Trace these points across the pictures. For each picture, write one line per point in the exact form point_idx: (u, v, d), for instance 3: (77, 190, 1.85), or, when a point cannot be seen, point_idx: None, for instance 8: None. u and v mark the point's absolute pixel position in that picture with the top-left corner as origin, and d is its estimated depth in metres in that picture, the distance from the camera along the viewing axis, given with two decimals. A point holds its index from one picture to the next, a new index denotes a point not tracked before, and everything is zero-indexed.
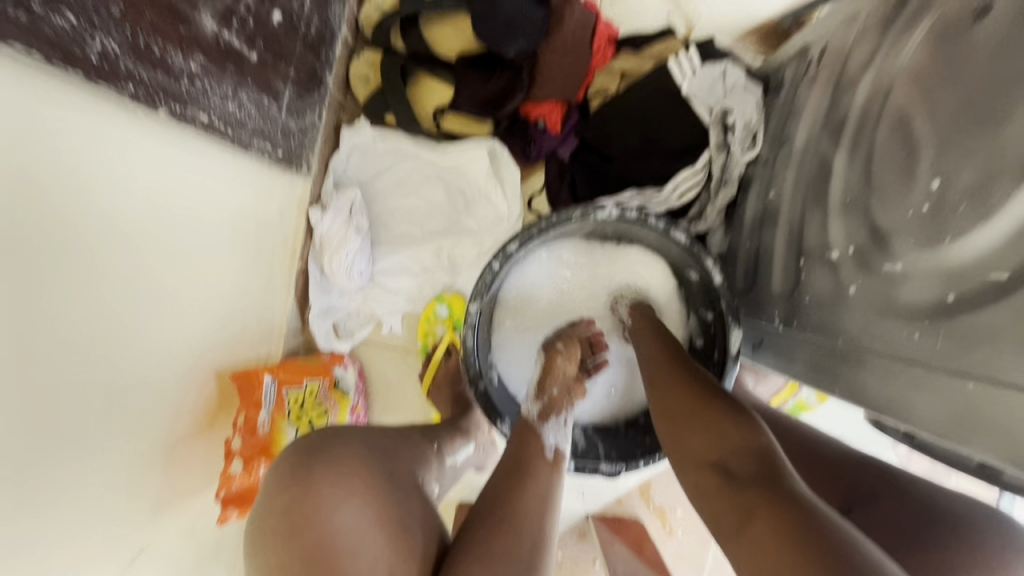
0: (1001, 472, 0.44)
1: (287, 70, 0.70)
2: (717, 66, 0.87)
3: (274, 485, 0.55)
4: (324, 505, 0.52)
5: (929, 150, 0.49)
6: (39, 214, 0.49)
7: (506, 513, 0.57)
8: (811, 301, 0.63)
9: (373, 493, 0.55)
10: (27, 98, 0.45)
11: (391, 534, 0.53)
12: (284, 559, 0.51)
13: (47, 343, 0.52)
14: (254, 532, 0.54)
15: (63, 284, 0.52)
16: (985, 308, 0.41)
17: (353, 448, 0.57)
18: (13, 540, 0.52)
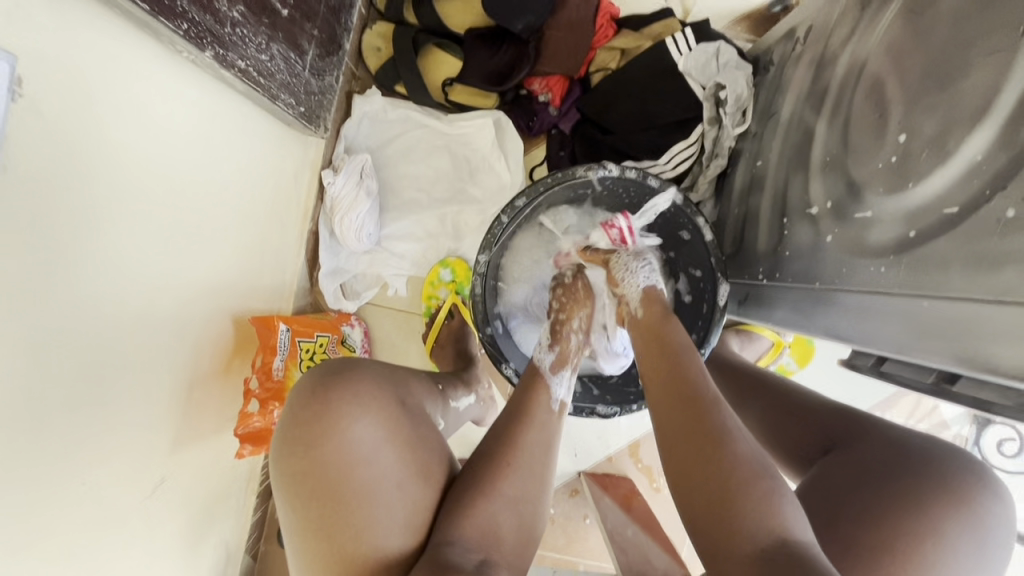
0: (953, 386, 0.50)
1: (311, 30, 0.75)
2: (710, 46, 0.93)
3: (298, 400, 0.59)
4: (342, 420, 0.57)
5: (898, 110, 0.55)
6: (89, 141, 0.52)
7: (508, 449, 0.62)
8: (791, 254, 0.69)
9: (385, 417, 0.59)
10: (84, 30, 0.49)
11: (402, 455, 0.58)
12: (306, 465, 0.57)
13: (86, 265, 0.56)
14: (276, 447, 0.59)
15: (103, 211, 0.56)
16: (939, 238, 0.47)
17: (367, 376, 0.61)
18: (50, 447, 0.56)
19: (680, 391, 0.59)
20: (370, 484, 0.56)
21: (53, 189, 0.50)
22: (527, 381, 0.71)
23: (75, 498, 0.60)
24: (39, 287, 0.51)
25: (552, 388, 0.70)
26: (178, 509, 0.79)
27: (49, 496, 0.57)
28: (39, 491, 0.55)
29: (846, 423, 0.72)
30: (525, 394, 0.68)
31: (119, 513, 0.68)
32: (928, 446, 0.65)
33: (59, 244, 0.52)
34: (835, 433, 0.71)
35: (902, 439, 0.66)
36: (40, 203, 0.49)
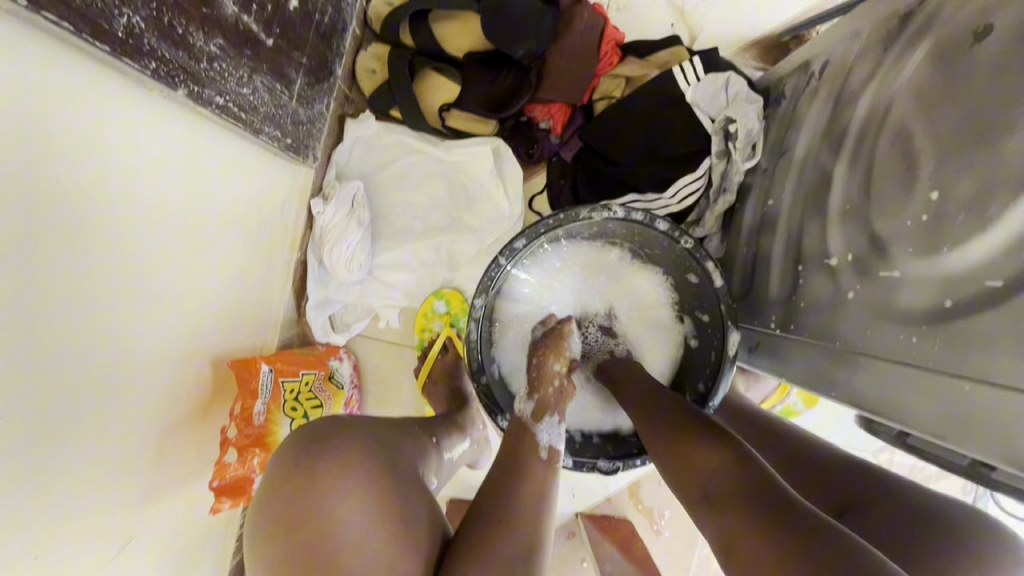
0: (990, 472, 0.46)
1: (299, 58, 0.70)
2: (721, 75, 0.89)
3: (274, 478, 0.54)
4: (326, 498, 0.52)
5: (928, 164, 0.52)
6: (50, 189, 0.48)
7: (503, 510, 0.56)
8: (807, 306, 0.65)
9: (376, 490, 0.54)
10: (44, 72, 0.44)
11: (393, 530, 0.52)
12: (287, 549, 0.51)
13: (47, 319, 0.51)
14: (254, 532, 0.53)
15: (66, 262, 0.52)
16: (981, 313, 0.43)
17: (355, 445, 0.57)
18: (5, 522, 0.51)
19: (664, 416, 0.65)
20: (357, 568, 0.49)
21: (9, 244, 0.45)
22: (510, 440, 0.66)
23: (33, 571, 0.55)
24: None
25: (537, 436, 0.66)
26: (150, 566, 0.74)
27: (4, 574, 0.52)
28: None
29: (864, 481, 0.67)
30: (511, 451, 0.64)
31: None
32: (955, 511, 0.60)
33: (16, 301, 0.47)
34: (854, 489, 0.66)
35: (928, 505, 0.61)
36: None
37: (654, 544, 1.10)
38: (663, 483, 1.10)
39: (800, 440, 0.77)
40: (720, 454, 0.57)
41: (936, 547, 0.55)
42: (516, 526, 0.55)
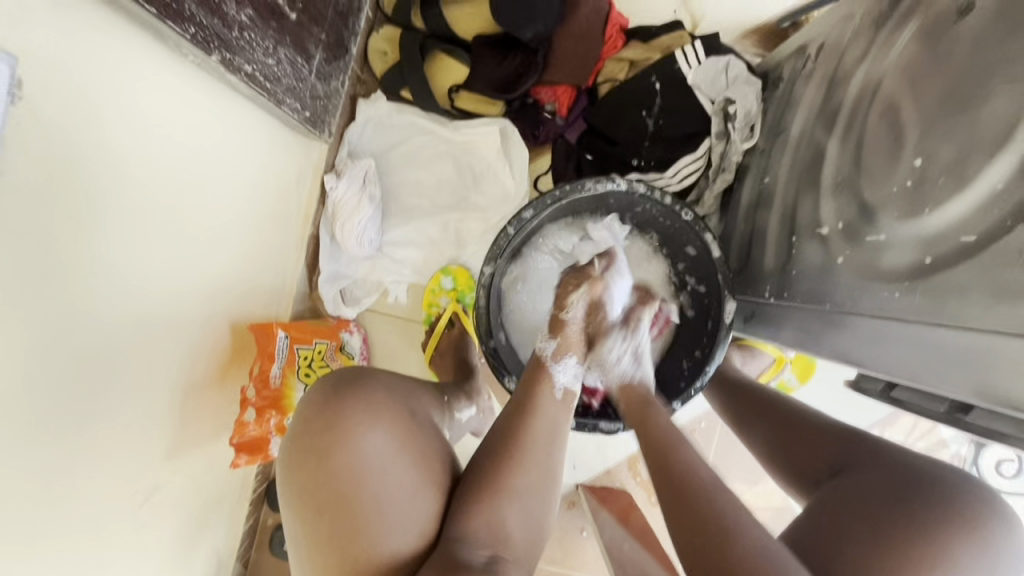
0: (966, 415, 0.50)
1: (318, 34, 0.73)
2: (721, 59, 0.92)
3: (307, 409, 0.58)
4: (355, 430, 0.56)
5: (913, 134, 0.55)
6: (91, 145, 0.51)
7: (517, 442, 0.61)
8: (799, 274, 0.69)
9: (401, 427, 0.59)
10: (89, 35, 0.48)
11: (416, 464, 0.57)
12: (317, 473, 0.55)
13: (83, 270, 0.54)
14: (285, 459, 0.57)
15: (103, 219, 0.55)
16: (956, 266, 0.47)
17: (381, 386, 0.61)
18: (40, 459, 0.54)
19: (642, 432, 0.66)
20: (383, 494, 0.54)
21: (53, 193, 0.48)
22: (530, 373, 0.69)
23: (64, 509, 0.59)
24: (34, 295, 0.49)
25: (553, 375, 0.68)
26: (169, 518, 0.77)
27: (38, 509, 0.55)
28: (26, 505, 0.54)
29: (854, 440, 0.70)
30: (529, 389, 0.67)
31: (109, 523, 0.66)
32: (941, 469, 0.63)
33: (54, 251, 0.50)
34: (840, 451, 0.70)
35: (914, 463, 0.64)
36: (36, 208, 0.47)
37: (651, 516, 1.14)
38: None
39: (797, 411, 0.80)
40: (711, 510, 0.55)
41: (917, 502, 0.59)
42: (527, 463, 0.60)
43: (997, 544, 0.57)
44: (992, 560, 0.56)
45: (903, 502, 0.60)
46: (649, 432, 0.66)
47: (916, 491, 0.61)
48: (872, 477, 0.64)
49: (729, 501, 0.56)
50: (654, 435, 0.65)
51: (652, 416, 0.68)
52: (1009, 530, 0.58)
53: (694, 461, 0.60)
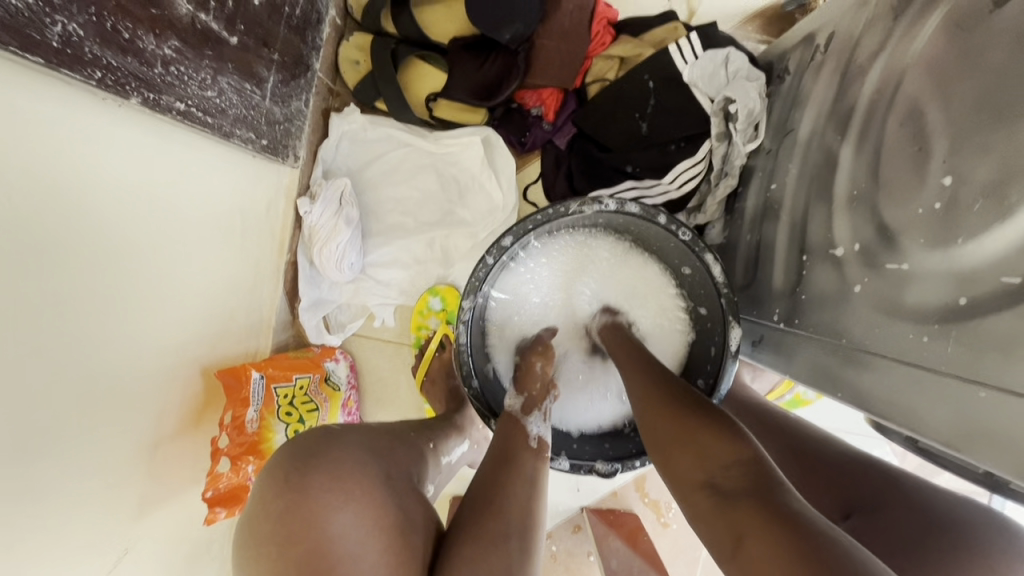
0: (1009, 481, 0.43)
1: (270, 54, 0.67)
2: (720, 51, 0.83)
3: (268, 490, 0.52)
4: (321, 513, 0.50)
5: (941, 147, 0.47)
6: (6, 211, 0.46)
7: (495, 497, 0.57)
8: (811, 298, 0.62)
9: (380, 511, 0.53)
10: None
11: (392, 543, 0.51)
12: (281, 567, 0.49)
13: (15, 344, 0.49)
14: (249, 557, 0.51)
15: (34, 284, 0.50)
16: (999, 313, 0.39)
17: (351, 458, 0.55)
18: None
19: (652, 394, 0.61)
20: None
21: None
22: (502, 428, 0.66)
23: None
24: None
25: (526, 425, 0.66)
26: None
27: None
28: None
29: (875, 479, 0.64)
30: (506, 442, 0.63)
31: None
32: (965, 512, 0.58)
33: None
34: (858, 489, 0.64)
35: (935, 503, 0.60)
36: None
37: (661, 538, 1.08)
38: None
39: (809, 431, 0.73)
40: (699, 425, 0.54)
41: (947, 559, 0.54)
42: (506, 522, 0.54)
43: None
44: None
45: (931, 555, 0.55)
46: (667, 395, 0.60)
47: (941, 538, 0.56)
48: (890, 518, 0.59)
49: (756, 459, 0.50)
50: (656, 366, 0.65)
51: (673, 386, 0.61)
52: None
53: (698, 417, 0.55)
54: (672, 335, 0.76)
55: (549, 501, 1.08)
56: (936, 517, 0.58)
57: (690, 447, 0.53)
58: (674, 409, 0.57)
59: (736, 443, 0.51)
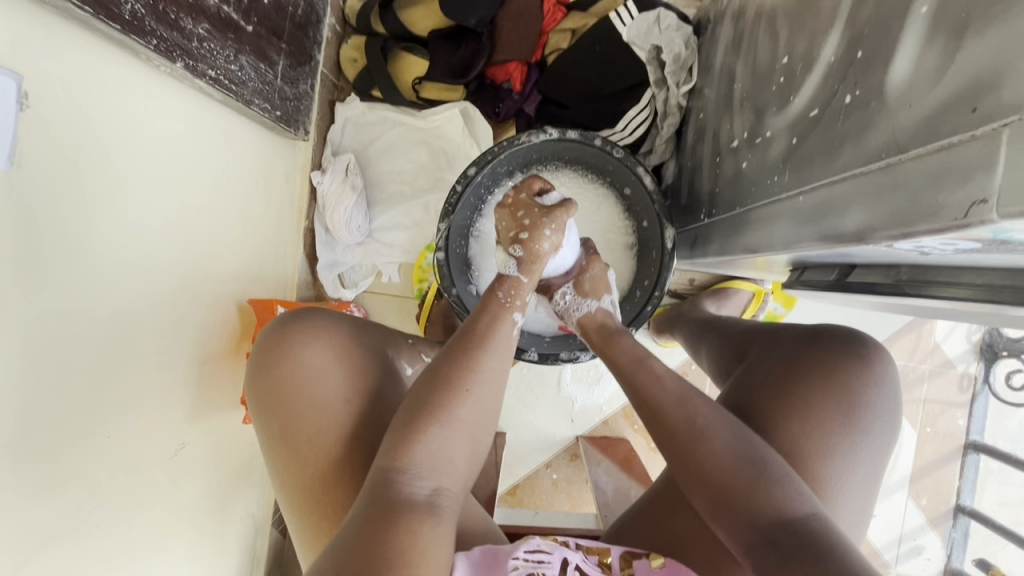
0: (850, 275, 0.55)
1: (279, 43, 0.86)
2: (652, 12, 0.97)
3: (269, 329, 0.67)
4: (297, 344, 0.65)
5: (785, 36, 0.60)
6: (100, 150, 0.63)
7: (456, 372, 0.60)
8: (721, 189, 0.74)
9: (356, 373, 0.66)
10: (88, 56, 0.60)
11: (350, 377, 0.66)
12: (264, 381, 0.65)
13: (105, 251, 0.66)
14: (252, 397, 0.66)
15: (118, 207, 0.67)
16: (807, 138, 0.51)
17: (331, 321, 0.68)
18: (78, 416, 0.65)
19: (649, 412, 0.63)
20: (315, 394, 0.64)
21: (74, 185, 0.60)
22: (480, 310, 0.67)
23: (103, 461, 0.70)
24: (64, 271, 0.61)
25: (512, 314, 0.67)
26: (197, 474, 0.90)
27: (81, 457, 0.66)
28: (67, 453, 0.64)
29: (760, 329, 0.77)
30: (485, 321, 0.66)
31: (145, 474, 0.77)
32: (824, 335, 0.67)
33: (80, 232, 0.62)
34: (752, 342, 0.75)
35: (804, 333, 0.69)
36: (61, 195, 0.59)
37: (651, 461, 1.18)
38: None
39: (728, 324, 0.85)
40: (704, 450, 0.57)
41: (799, 364, 0.65)
42: (467, 399, 0.60)
43: (864, 417, 0.62)
44: (859, 433, 0.61)
45: (794, 362, 0.66)
46: (653, 409, 0.63)
47: (811, 369, 0.64)
48: (776, 362, 0.68)
49: (753, 472, 0.55)
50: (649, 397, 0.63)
51: (653, 389, 0.63)
52: (878, 399, 0.63)
53: (697, 436, 0.58)
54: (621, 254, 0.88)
55: (548, 433, 1.19)
56: (803, 355, 0.66)
57: (720, 494, 0.56)
58: (674, 442, 0.60)
59: (732, 457, 0.56)
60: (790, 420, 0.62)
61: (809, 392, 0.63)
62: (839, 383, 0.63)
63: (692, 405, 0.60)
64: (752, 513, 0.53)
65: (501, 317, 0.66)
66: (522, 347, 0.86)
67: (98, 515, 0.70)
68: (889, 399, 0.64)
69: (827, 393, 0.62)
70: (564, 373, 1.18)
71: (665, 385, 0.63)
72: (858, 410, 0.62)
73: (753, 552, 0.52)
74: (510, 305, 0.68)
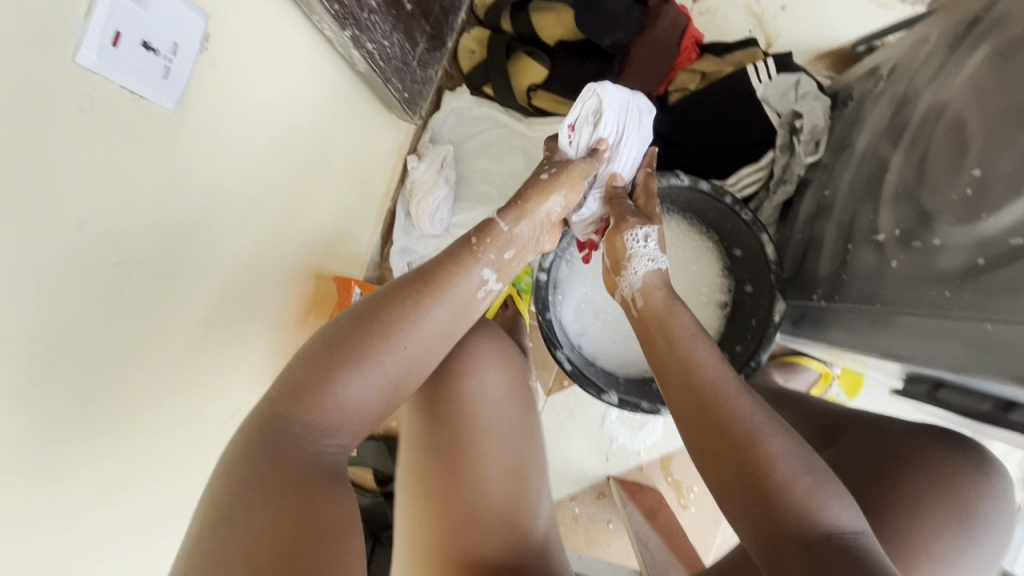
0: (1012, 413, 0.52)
1: (425, 25, 0.83)
2: (792, 76, 0.96)
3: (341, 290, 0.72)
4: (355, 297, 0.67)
5: (976, 147, 0.58)
6: (246, 101, 0.60)
7: (381, 320, 0.61)
8: (853, 279, 0.72)
9: None
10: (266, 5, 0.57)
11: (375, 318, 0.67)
12: None
13: (224, 206, 0.63)
14: None
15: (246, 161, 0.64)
16: (1012, 266, 0.49)
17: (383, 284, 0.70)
18: (173, 369, 0.62)
19: (692, 386, 0.60)
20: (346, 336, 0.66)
21: (216, 133, 0.57)
22: (439, 264, 0.67)
23: (177, 421, 0.66)
24: (190, 221, 0.57)
25: (474, 272, 0.68)
26: None
27: (160, 416, 0.62)
28: (151, 410, 0.60)
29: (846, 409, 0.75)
30: (449, 272, 0.67)
31: (207, 441, 0.73)
32: (935, 435, 0.65)
33: (212, 181, 0.59)
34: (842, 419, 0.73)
35: (908, 431, 0.66)
36: (203, 140, 0.55)
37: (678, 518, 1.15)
38: (695, 461, 1.16)
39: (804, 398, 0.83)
40: (745, 432, 0.54)
41: (914, 461, 0.62)
42: (383, 351, 0.59)
43: (980, 529, 0.59)
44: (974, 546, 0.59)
45: (903, 454, 0.63)
46: (700, 397, 0.58)
47: (928, 470, 0.61)
48: (879, 451, 0.65)
49: (807, 482, 0.51)
50: (688, 363, 0.61)
51: (695, 362, 0.61)
52: (994, 514, 0.60)
53: (738, 418, 0.55)
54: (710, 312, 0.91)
55: (581, 466, 1.17)
56: (914, 449, 0.63)
57: (751, 488, 0.52)
58: (715, 424, 0.56)
59: (789, 466, 0.51)
60: (896, 514, 0.59)
61: (923, 494, 0.59)
62: (958, 486, 0.60)
63: (748, 402, 0.56)
64: (790, 516, 0.49)
65: (467, 267, 0.68)
66: (603, 387, 0.83)
67: (163, 477, 0.66)
68: (1001, 514, 0.61)
69: (948, 501, 0.59)
70: (610, 414, 1.15)
71: (725, 375, 0.59)
72: (975, 523, 0.59)
73: (773, 548, 0.49)
74: (480, 253, 0.69)
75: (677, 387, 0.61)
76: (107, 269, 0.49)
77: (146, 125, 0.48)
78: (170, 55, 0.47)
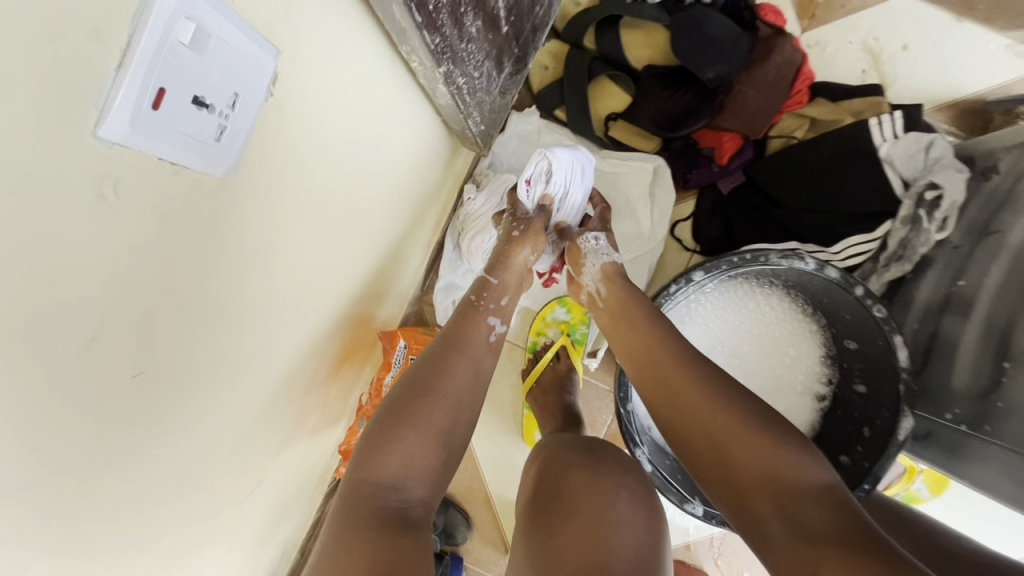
0: None
1: (514, 47, 0.69)
2: (925, 135, 0.82)
3: None
4: None
5: None
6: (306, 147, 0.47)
7: (416, 375, 0.59)
8: (1010, 410, 0.62)
9: None
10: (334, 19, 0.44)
11: None
12: None
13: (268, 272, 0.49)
14: None
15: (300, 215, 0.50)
16: None
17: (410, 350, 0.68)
18: (194, 473, 0.50)
19: (656, 375, 0.60)
20: None
21: (268, 190, 0.44)
22: (456, 321, 0.67)
23: (190, 524, 0.53)
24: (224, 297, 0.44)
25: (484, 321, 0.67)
26: (262, 512, 0.74)
27: (171, 526, 0.50)
28: (160, 523, 0.48)
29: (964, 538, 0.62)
30: (462, 323, 0.66)
31: (220, 528, 0.61)
32: None
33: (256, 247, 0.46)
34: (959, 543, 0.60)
35: None
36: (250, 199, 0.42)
37: None
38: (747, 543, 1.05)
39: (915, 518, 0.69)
40: (719, 414, 0.54)
41: None
42: (429, 405, 0.57)
43: None
44: None
45: None
46: (661, 371, 0.59)
47: None
48: None
49: (774, 440, 0.51)
50: (656, 360, 0.61)
51: (660, 352, 0.61)
52: None
53: (707, 403, 0.55)
54: (800, 403, 0.81)
55: None
56: None
57: (729, 466, 0.51)
58: (680, 405, 0.56)
59: (757, 431, 0.51)
60: None
61: None
62: None
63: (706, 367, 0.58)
64: (780, 483, 0.48)
65: (477, 322, 0.67)
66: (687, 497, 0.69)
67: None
68: None
69: None
70: None
71: (675, 342, 0.61)
72: None
73: (762, 529, 0.47)
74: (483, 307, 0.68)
75: (645, 386, 0.61)
76: (116, 382, 0.36)
77: (188, 201, 0.36)
78: (228, 110, 0.34)
